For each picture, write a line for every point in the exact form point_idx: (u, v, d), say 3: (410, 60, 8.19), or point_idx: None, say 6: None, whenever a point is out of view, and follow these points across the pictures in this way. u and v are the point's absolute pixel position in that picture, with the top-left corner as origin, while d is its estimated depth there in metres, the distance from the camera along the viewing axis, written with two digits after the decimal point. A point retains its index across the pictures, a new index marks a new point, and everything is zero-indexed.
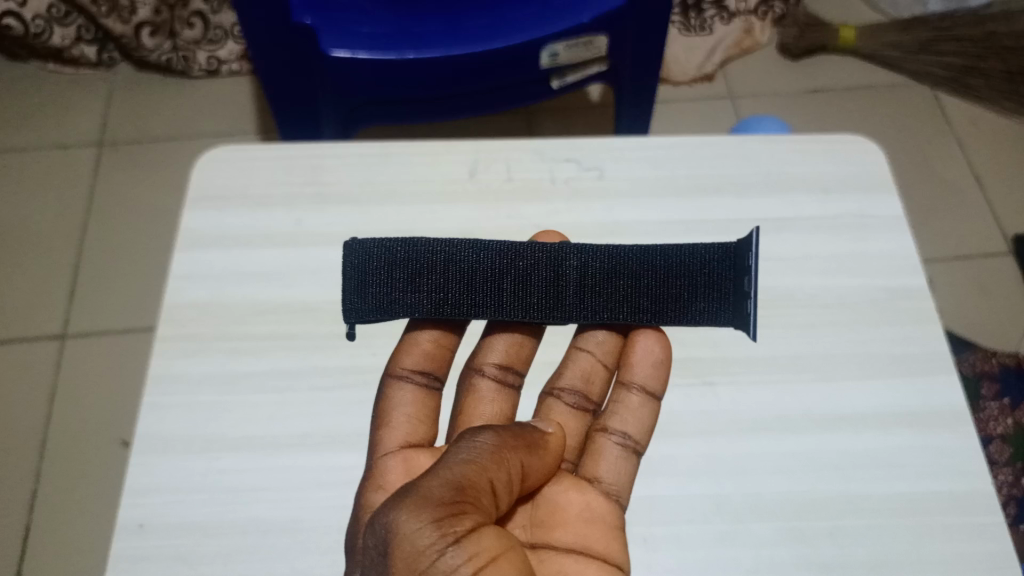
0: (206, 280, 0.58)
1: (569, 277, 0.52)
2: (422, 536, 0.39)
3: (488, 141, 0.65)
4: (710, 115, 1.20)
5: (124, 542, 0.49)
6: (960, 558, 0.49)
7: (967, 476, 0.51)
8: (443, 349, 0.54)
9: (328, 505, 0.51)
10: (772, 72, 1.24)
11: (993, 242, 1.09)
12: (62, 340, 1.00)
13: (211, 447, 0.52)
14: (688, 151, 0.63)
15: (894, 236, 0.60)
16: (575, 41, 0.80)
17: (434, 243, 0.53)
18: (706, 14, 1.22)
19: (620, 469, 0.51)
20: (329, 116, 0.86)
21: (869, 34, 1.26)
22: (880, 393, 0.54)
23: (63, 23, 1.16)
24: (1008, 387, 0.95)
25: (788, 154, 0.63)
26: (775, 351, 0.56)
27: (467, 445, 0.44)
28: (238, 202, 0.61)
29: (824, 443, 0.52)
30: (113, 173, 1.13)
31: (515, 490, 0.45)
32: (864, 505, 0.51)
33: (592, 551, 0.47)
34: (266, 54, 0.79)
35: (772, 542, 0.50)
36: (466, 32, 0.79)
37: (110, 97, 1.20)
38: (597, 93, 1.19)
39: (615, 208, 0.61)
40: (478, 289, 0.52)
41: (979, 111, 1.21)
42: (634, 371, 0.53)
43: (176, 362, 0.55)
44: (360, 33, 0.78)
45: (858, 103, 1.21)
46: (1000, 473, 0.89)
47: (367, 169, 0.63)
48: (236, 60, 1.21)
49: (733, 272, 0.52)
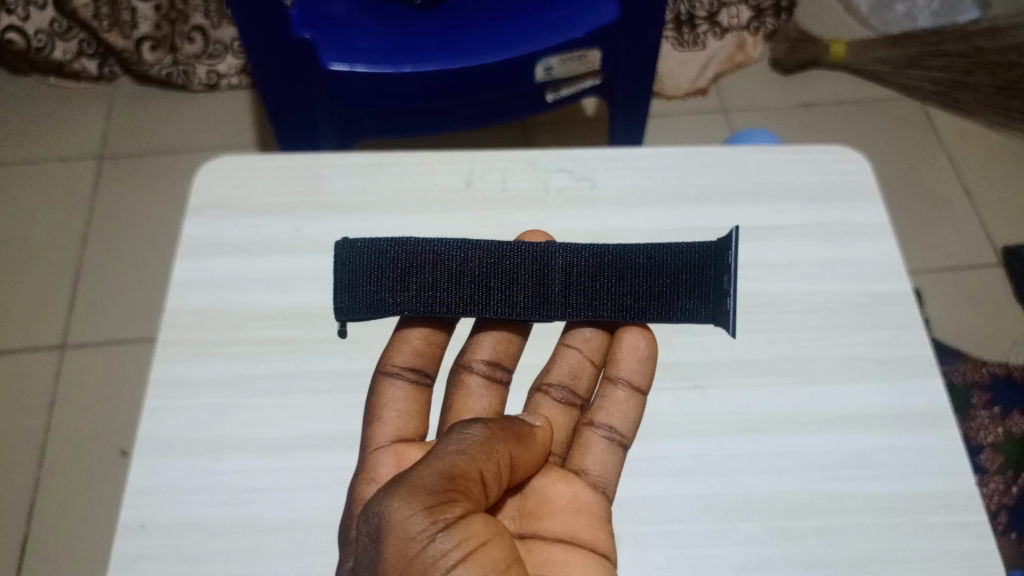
0: (207, 286, 0.59)
1: (555, 276, 0.54)
2: (413, 523, 0.40)
3: (484, 151, 0.66)
4: (703, 129, 1.22)
5: (127, 542, 0.50)
6: (943, 556, 0.50)
7: (953, 477, 0.52)
8: (433, 346, 0.56)
9: (325, 504, 0.52)
10: (763, 86, 1.26)
11: (981, 254, 1.11)
12: (62, 350, 1.01)
13: (211, 449, 0.53)
14: (678, 160, 0.65)
15: (880, 243, 0.61)
16: (570, 55, 0.82)
17: (423, 243, 0.54)
18: (699, 30, 1.26)
19: (606, 461, 0.53)
20: (327, 126, 0.87)
21: (859, 49, 1.28)
22: (865, 394, 0.55)
23: (65, 38, 1.17)
24: (998, 396, 0.97)
25: (775, 163, 0.65)
26: (762, 355, 0.57)
27: (458, 436, 0.45)
28: (238, 210, 0.62)
29: (812, 444, 0.54)
30: (111, 186, 1.15)
31: (504, 480, 0.46)
32: (852, 503, 0.52)
33: (579, 539, 0.49)
34: (266, 68, 0.80)
35: (761, 540, 0.51)
36: (463, 47, 0.80)
37: (110, 111, 1.22)
38: (592, 107, 1.21)
39: (607, 216, 0.63)
40: (467, 287, 0.53)
41: (967, 124, 1.23)
42: (620, 366, 0.55)
43: (177, 366, 0.56)
44: (359, 48, 0.80)
45: (847, 117, 1.24)
46: (991, 481, 0.91)
47: (365, 178, 0.64)
48: (236, 75, 1.23)
49: (715, 270, 0.54)
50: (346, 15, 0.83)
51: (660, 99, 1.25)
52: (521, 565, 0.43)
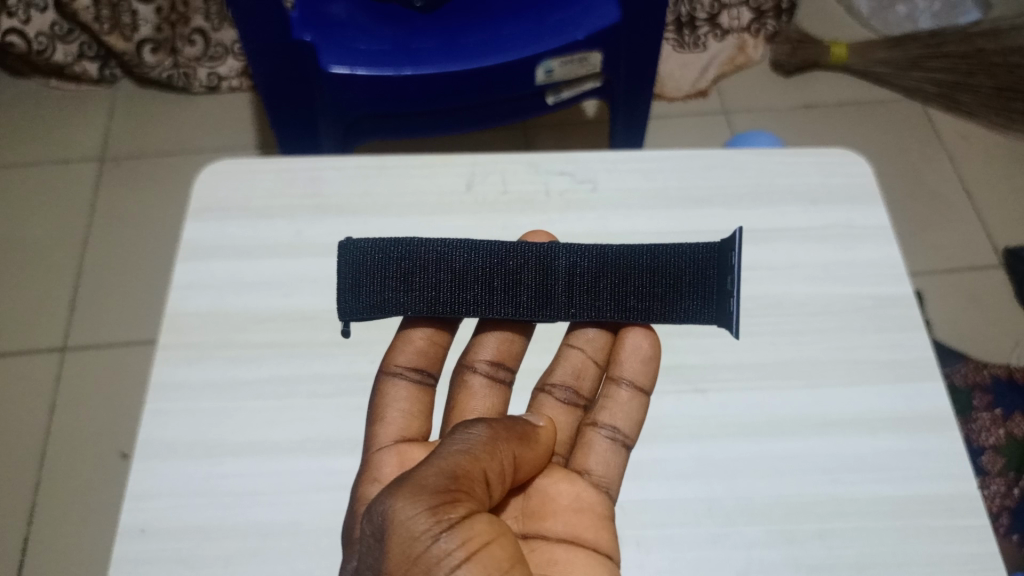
0: (208, 289, 0.59)
1: (558, 276, 0.54)
2: (416, 523, 0.40)
3: (484, 153, 0.66)
4: (703, 131, 1.22)
5: (126, 545, 0.50)
6: (946, 559, 0.50)
7: (955, 480, 0.52)
8: (435, 346, 0.55)
9: (326, 508, 0.51)
10: (764, 87, 1.26)
11: (982, 255, 1.10)
12: (63, 352, 1.01)
13: (212, 452, 0.53)
14: (680, 163, 0.64)
15: (881, 245, 0.61)
16: (570, 57, 0.82)
17: (426, 243, 0.54)
18: (700, 32, 1.26)
19: (609, 462, 0.53)
20: (328, 128, 0.87)
21: (860, 51, 1.28)
22: (868, 397, 0.55)
23: (66, 40, 1.17)
24: (1000, 398, 0.96)
25: (776, 166, 0.64)
26: (763, 358, 0.57)
27: (461, 436, 0.45)
28: (239, 213, 0.62)
29: (814, 447, 0.53)
30: (112, 188, 1.15)
31: (507, 480, 0.46)
32: (854, 507, 0.51)
33: (582, 539, 0.49)
34: (268, 71, 0.81)
35: (763, 544, 0.50)
36: (464, 49, 0.80)
37: (112, 113, 1.22)
38: (593, 109, 1.21)
39: (608, 218, 0.63)
40: (470, 287, 0.53)
41: (968, 125, 1.23)
42: (623, 366, 0.55)
43: (178, 369, 0.56)
44: (358, 50, 0.80)
45: (848, 119, 1.24)
46: (992, 483, 0.90)
47: (366, 181, 0.64)
48: (236, 77, 1.23)
49: (718, 270, 0.53)
50: (347, 18, 0.83)
51: (660, 100, 1.25)
52: (524, 564, 0.43)
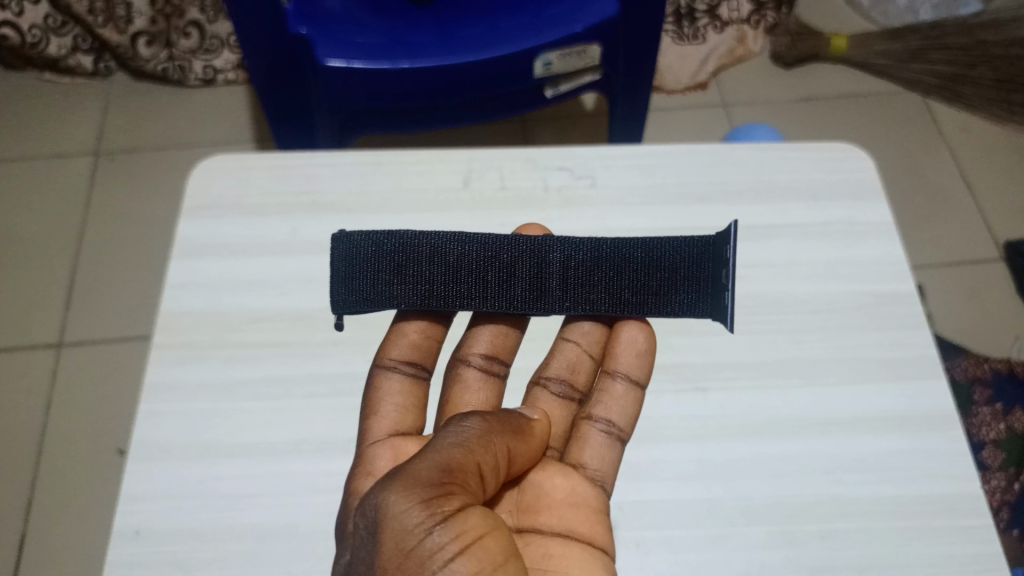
0: (202, 288, 0.58)
1: (553, 269, 0.53)
2: (409, 516, 0.39)
3: (482, 150, 0.65)
4: (703, 123, 1.21)
5: (121, 549, 0.49)
6: (949, 560, 0.49)
7: (958, 480, 0.52)
8: (429, 340, 0.55)
9: (323, 510, 0.51)
10: (764, 80, 1.25)
11: (984, 249, 1.10)
12: (59, 349, 1.00)
13: (207, 453, 0.52)
14: (679, 159, 0.64)
15: (882, 243, 0.60)
16: (570, 50, 0.81)
17: (421, 235, 0.53)
18: (699, 23, 1.24)
19: (604, 456, 0.52)
20: (324, 122, 0.86)
21: (860, 42, 1.27)
22: (869, 397, 0.55)
23: (59, 33, 1.16)
24: (1001, 393, 0.96)
25: (776, 162, 0.64)
26: (764, 357, 0.56)
27: (454, 429, 0.45)
28: (234, 210, 0.61)
29: (815, 447, 0.53)
30: (107, 183, 1.14)
31: (501, 473, 0.46)
32: (855, 507, 0.51)
33: (576, 534, 0.48)
34: (263, 64, 0.80)
35: (763, 546, 0.50)
36: (461, 42, 0.80)
37: (107, 106, 1.21)
38: (592, 102, 1.20)
39: (607, 215, 0.62)
40: (465, 280, 0.52)
41: (969, 117, 1.22)
42: (618, 360, 0.54)
43: (172, 369, 0.55)
44: (355, 43, 0.79)
45: (848, 112, 1.23)
46: (992, 478, 0.90)
47: (362, 178, 0.63)
48: (232, 70, 1.22)
49: (713, 263, 0.53)
50: (343, 12, 0.82)
51: (659, 93, 1.24)
52: (518, 557, 0.42)
